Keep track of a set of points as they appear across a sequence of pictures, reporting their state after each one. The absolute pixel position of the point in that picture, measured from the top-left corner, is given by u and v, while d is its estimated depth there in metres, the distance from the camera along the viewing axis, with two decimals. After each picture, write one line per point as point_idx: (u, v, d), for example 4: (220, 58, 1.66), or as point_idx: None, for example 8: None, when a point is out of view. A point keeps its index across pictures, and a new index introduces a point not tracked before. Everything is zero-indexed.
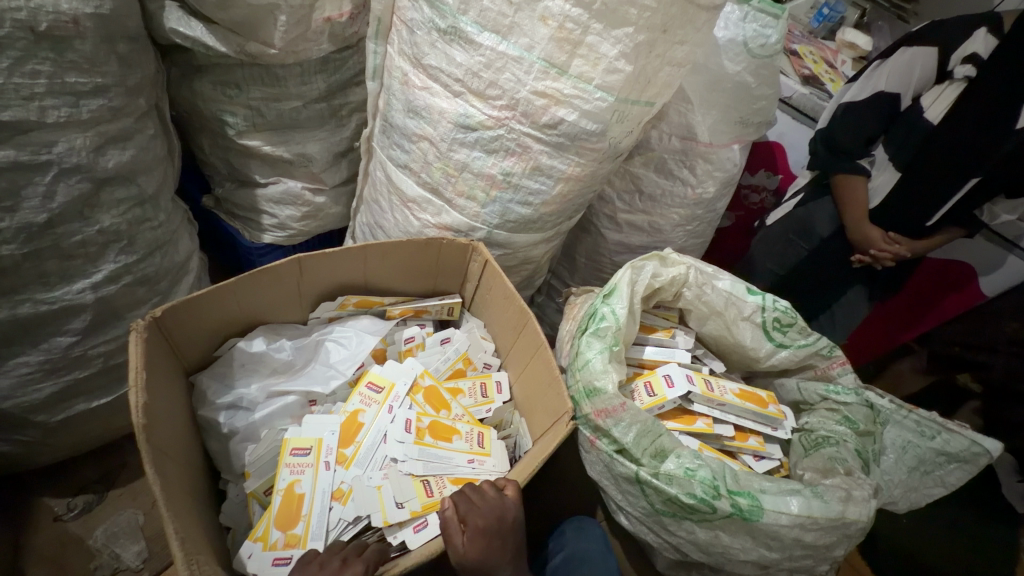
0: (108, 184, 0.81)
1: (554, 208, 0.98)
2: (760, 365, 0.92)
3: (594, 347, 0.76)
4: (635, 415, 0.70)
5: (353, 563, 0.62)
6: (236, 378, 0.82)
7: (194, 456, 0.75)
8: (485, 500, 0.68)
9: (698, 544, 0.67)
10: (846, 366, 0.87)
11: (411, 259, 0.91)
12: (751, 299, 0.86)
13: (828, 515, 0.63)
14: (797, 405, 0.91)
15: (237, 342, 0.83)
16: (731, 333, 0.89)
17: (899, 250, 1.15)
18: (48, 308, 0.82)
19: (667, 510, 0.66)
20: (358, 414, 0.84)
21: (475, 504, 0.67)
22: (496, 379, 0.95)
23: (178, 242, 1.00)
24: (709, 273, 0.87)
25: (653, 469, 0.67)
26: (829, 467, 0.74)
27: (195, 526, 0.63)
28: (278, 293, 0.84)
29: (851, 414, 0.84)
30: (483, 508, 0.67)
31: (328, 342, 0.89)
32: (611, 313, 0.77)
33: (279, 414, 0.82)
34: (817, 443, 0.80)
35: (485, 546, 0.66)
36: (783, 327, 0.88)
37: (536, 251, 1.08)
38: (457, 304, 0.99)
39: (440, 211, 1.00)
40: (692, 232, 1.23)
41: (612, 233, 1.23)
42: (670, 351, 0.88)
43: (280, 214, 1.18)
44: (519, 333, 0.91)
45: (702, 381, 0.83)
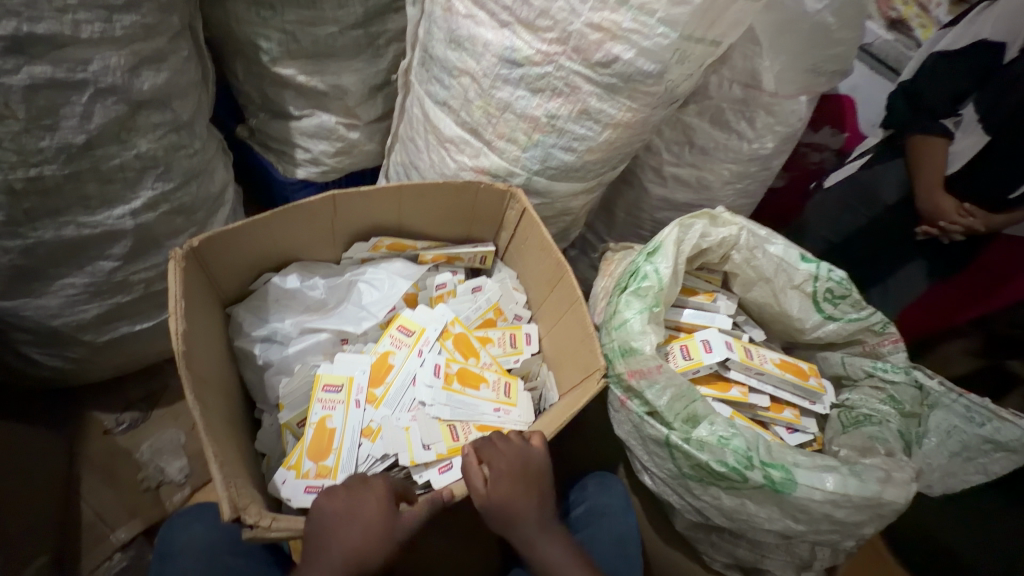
0: (144, 108, 0.80)
1: (599, 156, 0.92)
2: (803, 337, 0.88)
3: (634, 306, 0.72)
4: (670, 379, 0.68)
5: (374, 484, 0.64)
6: (270, 312, 0.83)
7: (230, 385, 0.77)
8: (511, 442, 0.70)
9: (723, 509, 0.66)
10: (898, 344, 0.82)
11: (446, 203, 0.88)
12: (803, 266, 0.81)
13: (863, 494, 0.60)
14: (837, 380, 0.87)
15: (271, 277, 0.83)
16: (777, 302, 0.85)
17: (974, 223, 1.02)
18: (91, 231, 0.84)
19: (695, 475, 0.65)
20: (388, 356, 0.84)
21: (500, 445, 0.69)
22: (527, 332, 0.93)
23: (213, 172, 0.99)
24: (762, 236, 0.81)
25: (684, 434, 0.66)
26: (868, 446, 0.71)
27: (232, 451, 0.65)
28: (311, 230, 0.82)
29: (897, 394, 0.79)
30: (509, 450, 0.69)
31: (361, 283, 0.89)
32: (654, 272, 0.73)
33: (312, 351, 0.84)
34: (857, 421, 0.77)
35: (511, 484, 0.67)
36: (835, 299, 0.82)
37: (576, 202, 1.02)
38: (491, 253, 0.96)
39: (478, 154, 0.95)
40: (742, 191, 1.15)
41: (657, 188, 1.16)
42: (711, 316, 0.84)
43: (314, 148, 1.16)
44: (553, 287, 0.88)
45: (741, 349, 0.80)
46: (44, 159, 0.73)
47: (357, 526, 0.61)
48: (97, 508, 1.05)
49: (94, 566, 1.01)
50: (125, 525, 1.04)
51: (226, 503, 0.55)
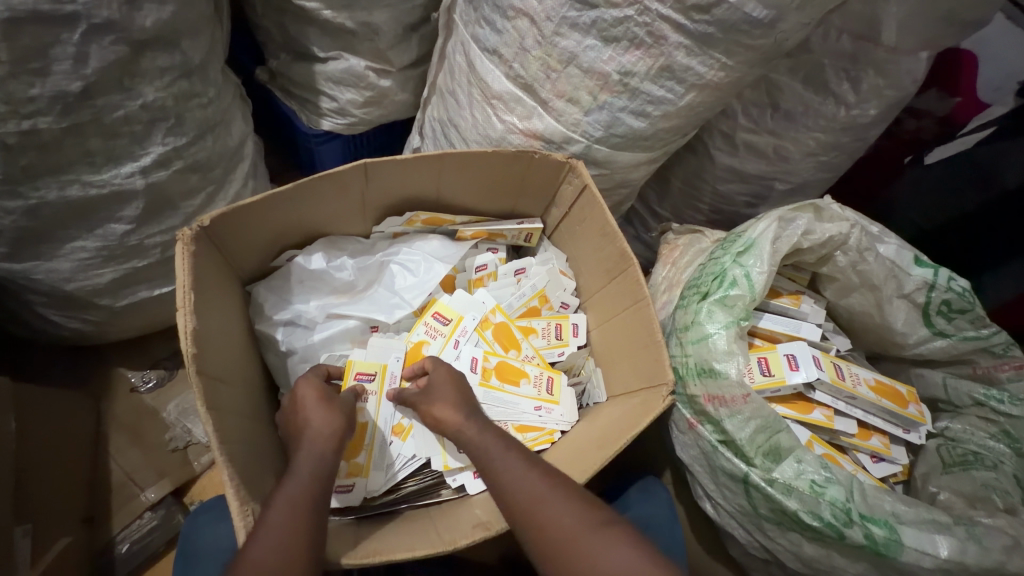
0: (148, 48, 0.68)
1: (675, 123, 0.77)
2: (900, 351, 0.75)
3: (717, 319, 0.61)
4: (758, 409, 0.57)
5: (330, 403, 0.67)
6: (293, 293, 0.74)
7: (251, 375, 0.70)
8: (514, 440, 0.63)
9: (799, 556, 0.58)
10: (1021, 371, 0.68)
11: (494, 175, 0.75)
12: (917, 272, 0.68)
13: (982, 563, 0.52)
14: (932, 402, 0.75)
15: (295, 254, 0.73)
16: (880, 312, 0.71)
17: None
18: (99, 191, 0.75)
19: (773, 517, 0.57)
20: (422, 346, 0.76)
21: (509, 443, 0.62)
22: (574, 322, 0.83)
23: (231, 123, 0.88)
24: (874, 235, 0.67)
25: (766, 473, 0.57)
26: (982, 497, 0.60)
27: (254, 458, 0.59)
28: (338, 201, 0.71)
29: (1014, 429, 0.67)
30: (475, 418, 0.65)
31: (393, 263, 0.79)
32: (745, 278, 0.61)
33: (339, 337, 0.75)
34: (962, 461, 0.66)
35: (537, 485, 0.56)
36: (950, 312, 0.69)
37: (637, 173, 0.88)
38: (537, 230, 0.84)
39: (530, 115, 0.81)
40: (831, 166, 0.98)
41: (724, 156, 1.00)
42: (796, 324, 0.72)
43: (340, 96, 1.03)
44: (611, 278, 0.76)
45: (832, 366, 0.68)
46: (37, 109, 0.63)
47: (312, 412, 0.63)
48: (126, 467, 1.00)
49: (126, 525, 0.97)
50: (155, 486, 1.00)
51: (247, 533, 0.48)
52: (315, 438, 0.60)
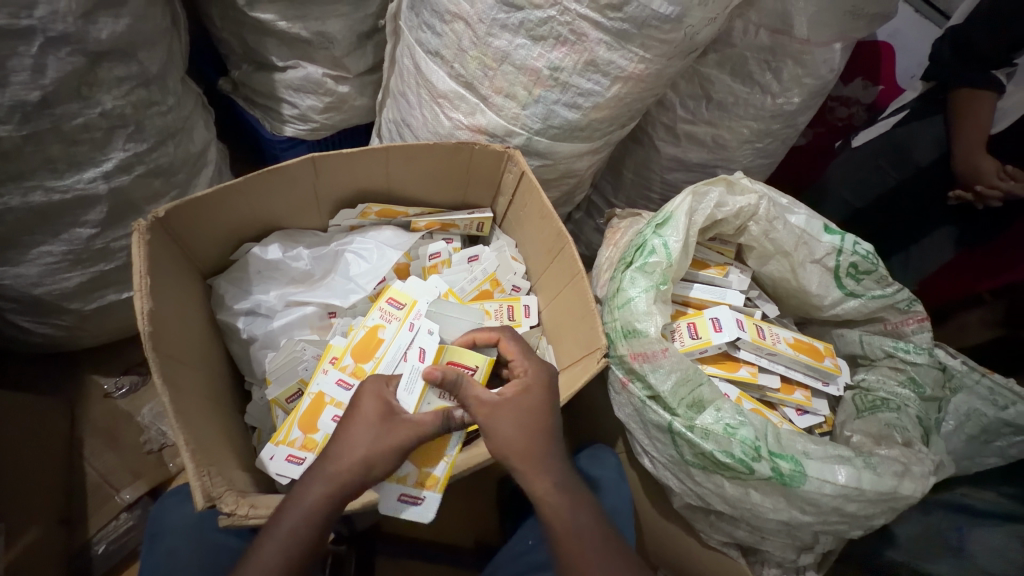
0: (105, 60, 0.72)
1: (607, 113, 0.84)
2: (820, 313, 0.82)
3: (639, 284, 0.67)
4: (677, 363, 0.64)
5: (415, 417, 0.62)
6: (253, 284, 0.79)
7: (213, 362, 0.74)
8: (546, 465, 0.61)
9: (725, 498, 0.63)
10: (923, 324, 0.76)
11: (440, 166, 0.81)
12: (826, 238, 0.75)
13: (878, 489, 0.58)
14: (853, 359, 0.82)
15: (252, 247, 0.78)
16: (795, 276, 0.78)
17: (1014, 188, 0.91)
18: (62, 197, 0.78)
19: (697, 463, 0.62)
20: (378, 329, 0.76)
21: (544, 468, 0.61)
22: (525, 304, 0.87)
23: (192, 130, 0.93)
24: (783, 206, 0.74)
25: (687, 421, 0.62)
26: (884, 434, 0.67)
27: (212, 432, 0.63)
28: (291, 195, 0.76)
29: (918, 376, 0.75)
30: (524, 432, 0.61)
31: (348, 253, 0.83)
32: (663, 247, 0.68)
33: (298, 324, 0.79)
34: (873, 405, 0.72)
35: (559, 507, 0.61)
36: (858, 274, 0.76)
37: (581, 163, 0.94)
38: (488, 219, 0.90)
39: (474, 111, 0.87)
40: (767, 152, 1.05)
41: (669, 147, 1.05)
42: (722, 291, 0.79)
43: (300, 103, 1.08)
44: (553, 258, 0.82)
45: (754, 328, 0.74)
46: None
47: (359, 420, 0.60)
48: (101, 469, 1.03)
49: (102, 525, 0.99)
50: (130, 487, 1.02)
51: (199, 492, 0.52)
52: (335, 474, 0.57)
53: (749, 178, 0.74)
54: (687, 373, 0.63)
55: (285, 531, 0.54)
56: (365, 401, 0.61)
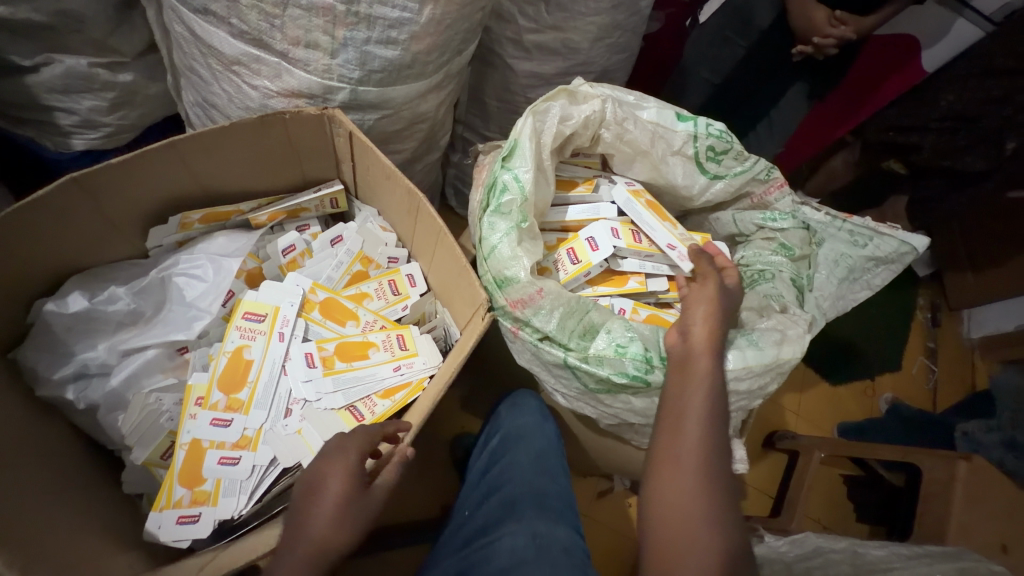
0: None
1: (430, 43, 0.74)
2: (694, 204, 0.82)
3: (499, 228, 0.62)
4: (556, 299, 0.61)
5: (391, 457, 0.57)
6: (72, 344, 0.66)
7: (52, 446, 0.62)
8: (702, 377, 0.54)
9: (636, 411, 0.64)
10: (783, 190, 0.78)
11: (252, 149, 0.69)
12: (680, 127, 0.73)
13: (764, 362, 0.60)
14: (732, 238, 0.84)
15: (44, 304, 0.64)
16: (660, 173, 0.77)
17: (844, 33, 0.92)
18: None
19: (602, 388, 0.62)
20: (242, 351, 0.69)
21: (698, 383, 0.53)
22: (407, 273, 0.81)
23: None
24: (630, 104, 0.70)
25: (581, 352, 0.61)
26: (764, 305, 0.69)
27: (64, 529, 0.54)
28: (73, 228, 0.62)
29: (787, 240, 0.77)
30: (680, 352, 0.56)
31: (177, 276, 0.71)
32: (514, 181, 0.62)
33: (145, 373, 0.67)
34: (753, 280, 0.75)
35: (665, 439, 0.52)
36: (717, 156, 0.76)
37: (426, 103, 0.85)
38: (340, 193, 0.80)
39: (279, 72, 0.73)
40: (621, 46, 1.00)
41: (522, 62, 0.97)
42: (595, 207, 0.76)
43: (77, 106, 0.88)
44: (415, 218, 0.74)
45: (629, 233, 0.74)
46: None
47: (320, 519, 0.50)
48: None
49: None
50: None
51: None
52: (313, 550, 0.50)
53: (590, 83, 0.69)
54: (710, 303, 0.60)
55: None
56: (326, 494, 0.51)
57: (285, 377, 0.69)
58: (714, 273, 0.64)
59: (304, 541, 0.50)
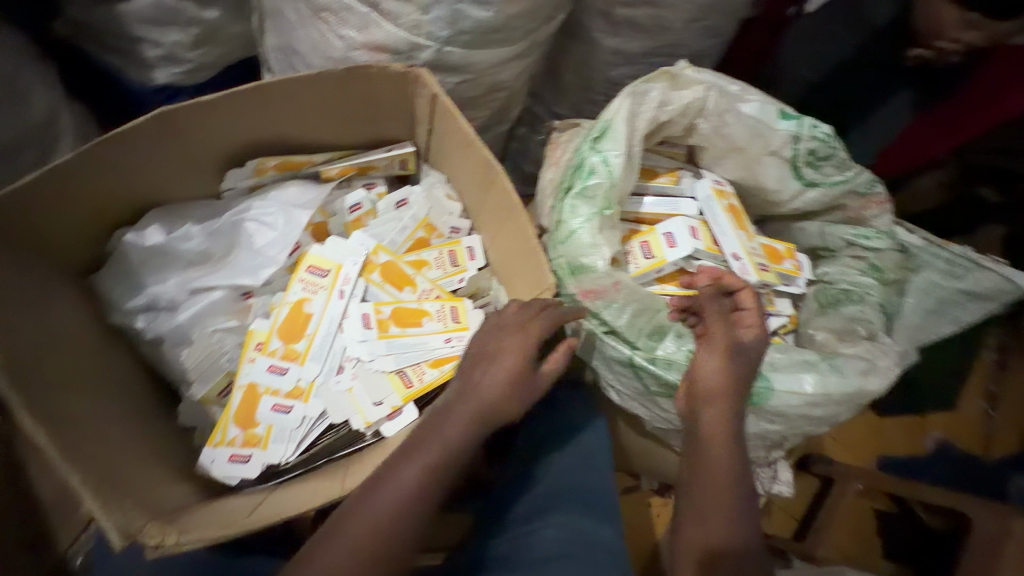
0: None
1: (523, 7, 0.70)
2: (779, 209, 0.77)
3: (580, 213, 0.59)
4: (630, 295, 0.59)
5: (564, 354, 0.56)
6: (144, 276, 0.67)
7: (118, 370, 0.65)
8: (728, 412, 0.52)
9: None
10: (883, 206, 0.72)
11: (334, 100, 0.67)
12: (782, 126, 0.67)
13: (844, 390, 0.56)
14: (814, 252, 0.79)
15: (124, 234, 0.66)
16: (751, 172, 0.72)
17: (975, 39, 0.82)
18: None
19: (662, 392, 0.60)
20: (303, 304, 0.69)
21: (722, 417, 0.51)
22: (468, 245, 0.79)
23: (28, 93, 0.76)
24: (733, 95, 0.65)
25: (649, 352, 0.58)
26: (848, 330, 0.66)
27: (128, 454, 0.55)
28: (157, 161, 0.63)
29: (879, 261, 0.71)
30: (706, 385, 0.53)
31: (248, 221, 0.71)
32: (603, 164, 0.59)
33: (209, 313, 0.69)
34: (835, 300, 0.70)
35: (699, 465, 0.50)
36: (817, 161, 0.70)
37: (507, 72, 0.81)
38: (410, 155, 0.78)
39: (366, 23, 0.71)
40: (717, 30, 0.93)
41: (608, 38, 0.91)
42: (674, 202, 0.71)
43: (163, 39, 0.88)
44: (487, 191, 0.72)
45: (708, 235, 0.69)
46: None
47: (488, 388, 0.51)
48: (55, 484, 0.96)
49: (73, 539, 0.94)
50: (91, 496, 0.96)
51: (112, 530, 0.45)
52: (475, 412, 0.50)
53: (695, 67, 0.63)
54: (725, 352, 0.53)
55: (386, 503, 0.46)
56: (499, 363, 0.52)
57: (341, 335, 0.69)
58: (721, 325, 0.55)
59: (461, 405, 0.51)
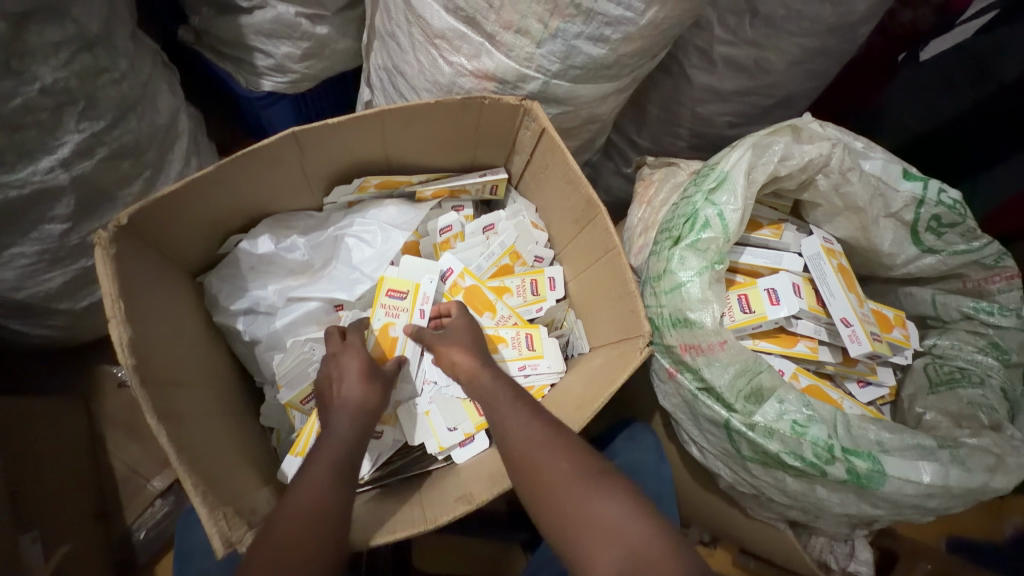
0: (32, 22, 0.59)
1: (638, 45, 0.69)
2: (889, 273, 0.72)
3: (689, 265, 0.57)
4: (735, 355, 0.56)
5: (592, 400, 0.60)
6: (248, 280, 0.70)
7: (216, 370, 0.67)
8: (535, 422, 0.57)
9: (785, 491, 0.58)
10: (1013, 281, 0.66)
11: (445, 127, 0.69)
12: (905, 186, 0.64)
13: (966, 485, 0.52)
14: (921, 320, 0.73)
15: (240, 241, 0.69)
16: (866, 234, 0.67)
17: None
18: (20, 192, 0.68)
19: (756, 459, 0.57)
20: (388, 329, 0.69)
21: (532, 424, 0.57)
22: (551, 276, 0.79)
23: (155, 97, 0.80)
24: (857, 151, 0.62)
25: (747, 417, 0.55)
26: (967, 415, 0.60)
27: (228, 457, 0.57)
28: (275, 177, 0.65)
29: (1003, 341, 0.66)
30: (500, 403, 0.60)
31: (349, 237, 0.74)
32: (718, 217, 0.57)
33: (303, 321, 0.71)
34: (950, 379, 0.65)
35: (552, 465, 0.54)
36: (940, 228, 0.66)
37: (605, 106, 0.81)
38: (502, 181, 0.79)
39: (479, 53, 0.72)
40: (820, 74, 0.89)
41: (702, 75, 0.89)
42: (777, 256, 0.68)
43: (275, 51, 0.92)
44: (581, 228, 0.72)
45: (811, 292, 0.66)
46: None
47: (348, 393, 0.60)
48: (129, 462, 1.00)
49: (139, 513, 0.97)
50: (160, 476, 1.00)
51: (217, 538, 0.46)
52: (358, 406, 0.59)
53: (820, 122, 0.61)
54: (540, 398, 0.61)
55: (338, 459, 0.54)
56: (348, 364, 0.62)
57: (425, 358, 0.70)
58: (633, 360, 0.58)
59: (340, 406, 0.59)
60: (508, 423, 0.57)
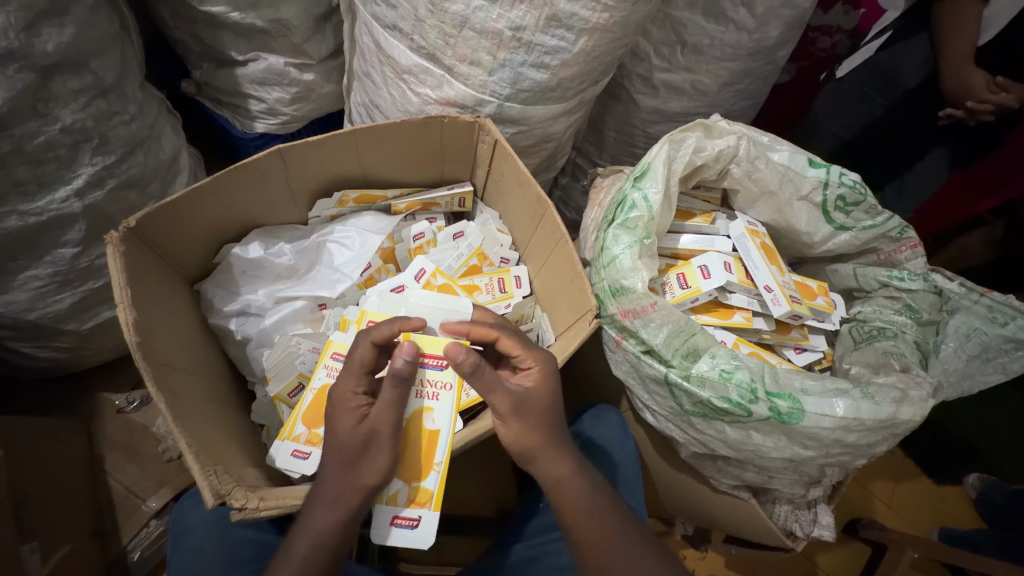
0: (57, 72, 0.67)
1: (577, 70, 0.79)
2: (811, 251, 0.81)
3: (622, 241, 0.67)
4: (666, 316, 0.64)
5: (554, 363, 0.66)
6: (241, 285, 0.79)
7: (210, 366, 0.74)
8: (552, 448, 0.58)
9: (727, 442, 0.64)
10: (917, 250, 0.75)
11: (414, 143, 0.79)
12: (811, 173, 0.74)
13: (877, 416, 0.59)
14: (849, 293, 0.82)
15: (232, 248, 0.77)
16: (783, 216, 0.78)
17: (1005, 101, 0.84)
18: (37, 219, 0.74)
19: (697, 411, 0.63)
20: (422, 419, 0.60)
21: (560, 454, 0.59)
22: (516, 275, 0.85)
23: (160, 137, 0.88)
24: (763, 144, 0.73)
25: (683, 370, 0.63)
26: (882, 362, 0.68)
27: (220, 434, 0.63)
28: (265, 191, 0.75)
29: (914, 302, 0.75)
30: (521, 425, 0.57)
31: (330, 243, 0.84)
32: (643, 200, 0.67)
33: (290, 320, 0.79)
34: (870, 336, 0.74)
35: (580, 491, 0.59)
36: (847, 207, 0.75)
37: (557, 126, 0.91)
38: (469, 193, 0.88)
39: (441, 83, 0.82)
40: (750, 93, 0.98)
41: (647, 99, 0.97)
42: (710, 239, 0.77)
43: (267, 97, 1.04)
44: (536, 225, 0.81)
45: (741, 269, 0.74)
46: None
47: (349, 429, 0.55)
48: (124, 482, 1.02)
49: (134, 533, 0.98)
50: (155, 495, 1.02)
51: (207, 491, 0.52)
52: (336, 499, 0.54)
53: (727, 120, 0.72)
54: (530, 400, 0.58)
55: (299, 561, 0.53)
56: (351, 449, 0.55)
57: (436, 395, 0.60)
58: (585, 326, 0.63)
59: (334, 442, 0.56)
60: (547, 476, 0.58)
